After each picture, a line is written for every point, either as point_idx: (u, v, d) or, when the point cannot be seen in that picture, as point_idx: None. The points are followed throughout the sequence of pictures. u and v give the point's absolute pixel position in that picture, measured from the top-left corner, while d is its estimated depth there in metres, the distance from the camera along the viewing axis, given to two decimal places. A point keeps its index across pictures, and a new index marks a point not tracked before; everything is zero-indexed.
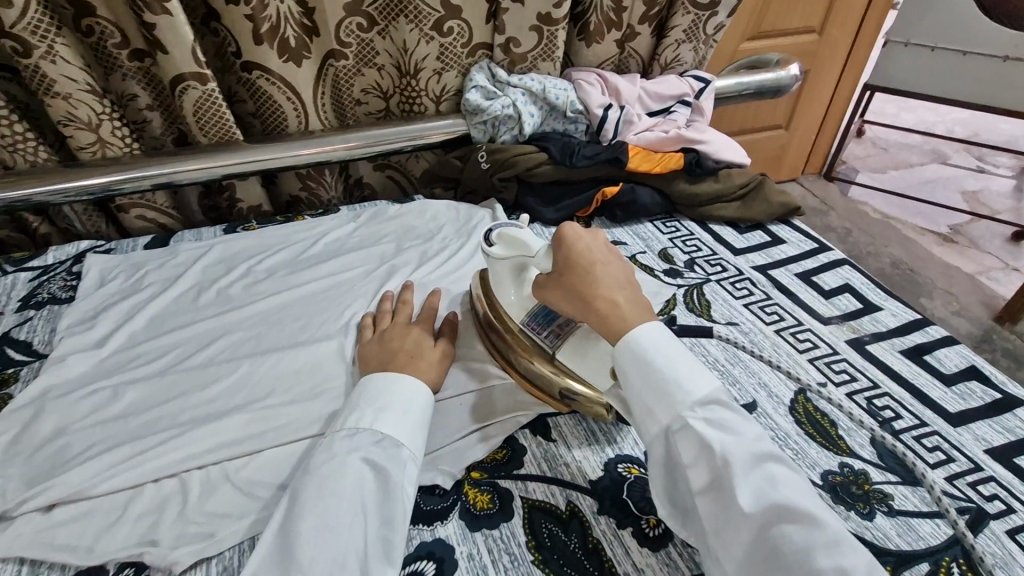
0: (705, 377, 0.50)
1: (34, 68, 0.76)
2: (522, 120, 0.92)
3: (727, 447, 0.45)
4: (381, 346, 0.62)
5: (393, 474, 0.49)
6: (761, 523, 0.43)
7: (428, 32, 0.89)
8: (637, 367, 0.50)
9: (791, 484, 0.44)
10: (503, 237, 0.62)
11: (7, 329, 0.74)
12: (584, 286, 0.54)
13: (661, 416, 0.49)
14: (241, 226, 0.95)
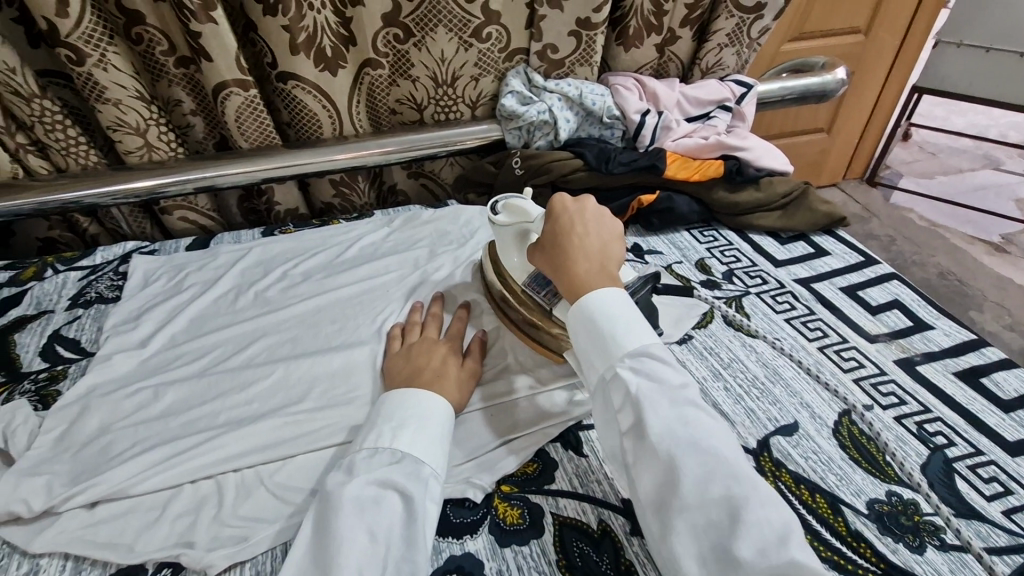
0: (643, 331, 0.51)
1: (87, 75, 0.79)
2: (558, 127, 0.91)
3: (647, 392, 0.47)
4: (410, 360, 0.61)
5: (414, 494, 0.48)
6: (670, 462, 0.44)
7: (467, 39, 0.89)
8: (583, 320, 0.53)
9: (705, 427, 0.45)
10: (507, 206, 0.68)
11: (58, 327, 0.77)
12: (554, 241, 0.59)
13: (598, 365, 0.51)
14: (278, 229, 0.96)
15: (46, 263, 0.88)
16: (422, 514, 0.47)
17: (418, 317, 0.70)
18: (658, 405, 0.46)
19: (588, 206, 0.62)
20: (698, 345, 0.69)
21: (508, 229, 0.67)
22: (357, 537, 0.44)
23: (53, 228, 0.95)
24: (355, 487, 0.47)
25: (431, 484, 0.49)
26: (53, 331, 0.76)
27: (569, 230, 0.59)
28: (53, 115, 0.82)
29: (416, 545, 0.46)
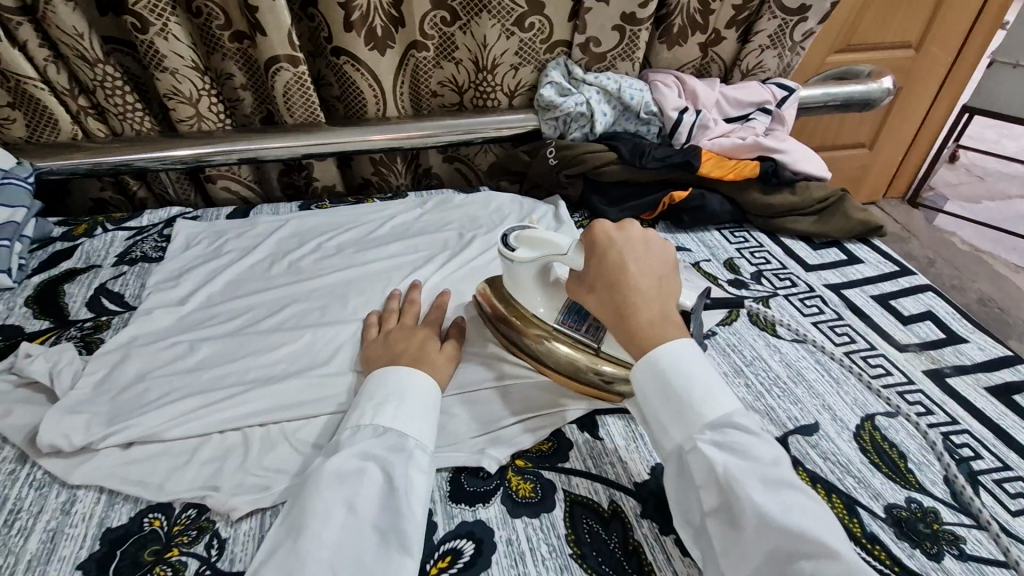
0: (724, 397, 0.48)
1: (149, 43, 0.83)
2: (595, 119, 0.91)
3: (738, 472, 0.44)
4: (388, 346, 0.62)
5: (397, 466, 0.49)
6: (771, 554, 0.41)
7: (510, 27, 0.91)
8: (655, 383, 0.49)
9: (809, 514, 0.42)
10: (522, 239, 0.62)
11: (104, 280, 0.81)
12: (610, 285, 0.53)
13: (675, 434, 0.48)
14: (315, 204, 0.99)
15: (97, 221, 0.92)
16: (407, 487, 0.48)
17: (398, 304, 0.71)
18: (752, 487, 0.43)
19: (632, 234, 0.56)
20: (721, 342, 0.69)
21: (530, 265, 0.61)
22: (336, 509, 0.45)
23: (105, 189, 1.00)
24: (340, 460, 0.49)
25: (415, 456, 0.50)
26: (100, 284, 0.80)
27: (625, 272, 0.53)
28: (114, 80, 0.86)
29: (405, 517, 0.46)
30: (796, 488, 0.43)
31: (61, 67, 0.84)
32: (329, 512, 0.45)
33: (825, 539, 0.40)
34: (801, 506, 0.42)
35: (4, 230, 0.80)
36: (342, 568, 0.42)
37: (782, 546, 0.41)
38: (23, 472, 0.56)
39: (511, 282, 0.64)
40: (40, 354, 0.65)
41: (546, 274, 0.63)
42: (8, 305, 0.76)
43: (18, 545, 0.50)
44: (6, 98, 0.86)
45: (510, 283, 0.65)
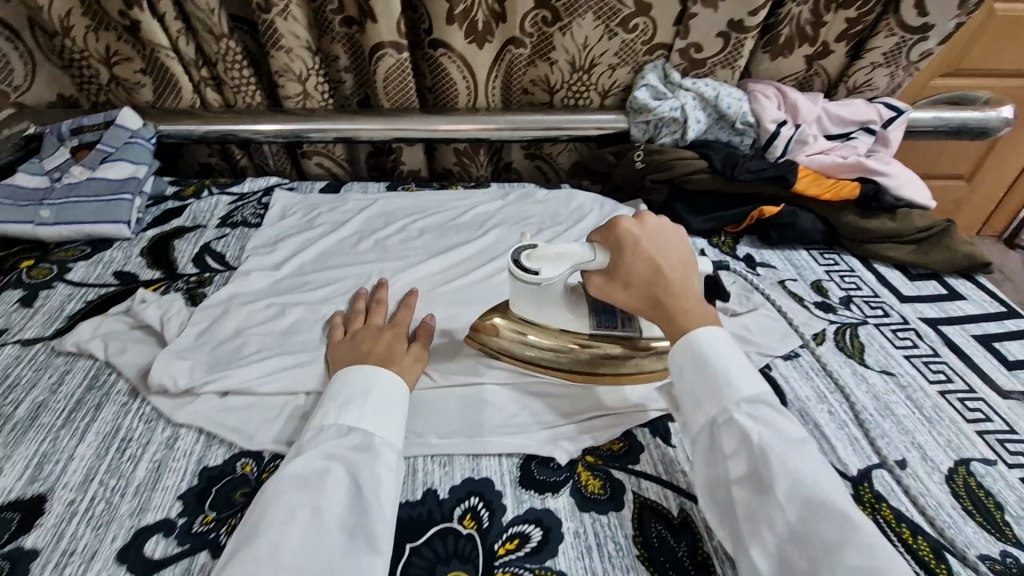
0: (756, 379, 0.51)
1: (269, 23, 0.88)
2: (687, 125, 0.91)
3: (770, 442, 0.46)
4: (356, 346, 0.62)
5: (362, 466, 0.48)
6: (796, 518, 0.42)
7: (612, 28, 0.91)
8: (693, 359, 0.52)
9: (832, 487, 0.44)
10: (539, 257, 0.58)
11: (209, 240, 0.87)
12: (644, 277, 0.56)
13: (708, 407, 0.50)
14: (401, 187, 1.03)
15: (204, 184, 0.99)
16: (376, 487, 0.47)
17: (363, 305, 0.70)
18: (784, 456, 0.45)
19: (649, 228, 0.59)
20: (805, 365, 0.67)
21: (559, 281, 0.58)
22: (303, 510, 0.44)
23: (212, 155, 1.07)
24: (303, 463, 0.48)
25: (381, 453, 0.50)
26: (205, 243, 0.86)
27: (658, 265, 0.56)
28: (233, 55, 0.92)
29: (374, 518, 0.45)
30: (823, 465, 0.46)
31: (190, 40, 0.91)
32: (296, 514, 0.44)
33: (852, 512, 0.42)
34: (829, 480, 0.44)
35: (127, 185, 0.87)
36: (311, 567, 0.41)
37: (810, 514, 0.42)
38: (134, 405, 0.61)
39: (530, 303, 0.61)
40: (154, 301, 0.71)
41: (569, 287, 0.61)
42: (125, 254, 0.83)
43: (128, 470, 0.55)
44: (140, 64, 0.94)
45: (527, 304, 0.61)
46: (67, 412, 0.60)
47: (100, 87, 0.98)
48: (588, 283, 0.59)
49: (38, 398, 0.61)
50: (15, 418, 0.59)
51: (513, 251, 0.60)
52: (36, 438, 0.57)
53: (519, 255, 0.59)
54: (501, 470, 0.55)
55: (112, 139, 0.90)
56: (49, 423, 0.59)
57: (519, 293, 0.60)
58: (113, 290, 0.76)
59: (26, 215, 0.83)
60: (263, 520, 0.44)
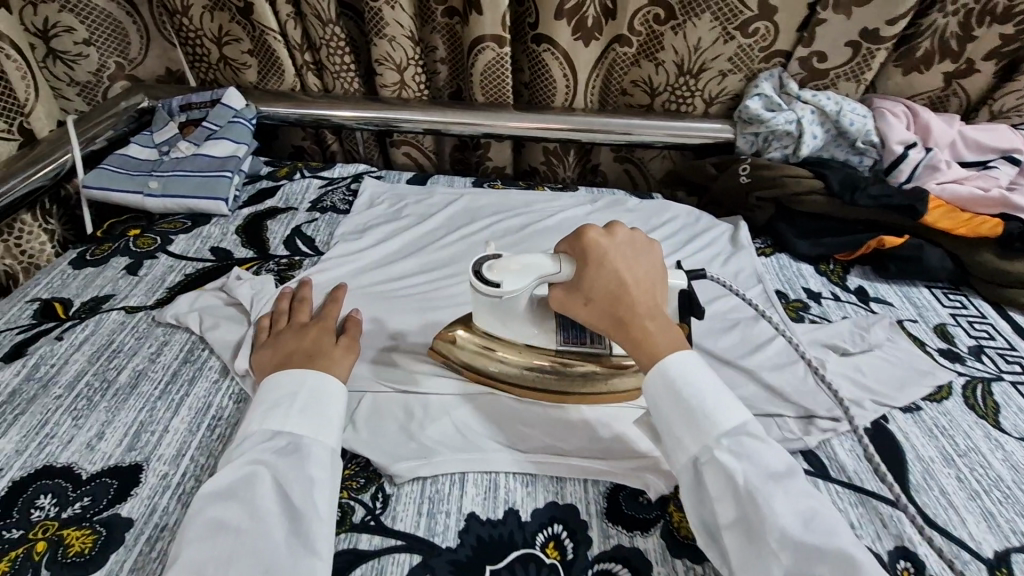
0: (736, 407, 0.48)
1: (377, 11, 0.88)
2: (802, 140, 0.84)
3: (754, 480, 0.44)
4: (280, 349, 0.60)
5: (287, 468, 0.47)
6: (792, 564, 0.41)
7: (730, 31, 0.85)
8: (671, 392, 0.48)
9: (822, 522, 0.43)
10: (497, 269, 0.55)
11: (300, 223, 0.88)
12: (611, 296, 0.52)
13: (688, 445, 0.47)
14: (487, 183, 1.01)
15: (297, 167, 1.01)
16: (309, 489, 0.47)
17: (289, 300, 0.67)
18: (770, 493, 0.43)
19: (617, 242, 0.54)
20: (928, 421, 0.60)
21: (519, 294, 0.55)
22: (236, 518, 0.44)
23: (305, 139, 1.08)
24: (225, 473, 0.47)
25: (313, 451, 0.49)
26: (296, 226, 0.87)
27: (625, 284, 0.52)
28: (338, 40, 0.92)
29: (310, 519, 0.45)
30: (811, 498, 0.45)
31: (298, 24, 0.92)
32: (228, 524, 0.44)
33: (845, 547, 0.42)
34: (821, 516, 0.43)
35: (228, 163, 0.89)
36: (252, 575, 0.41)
37: (805, 557, 0.41)
38: (226, 383, 0.62)
39: (492, 314, 0.58)
40: (247, 280, 0.72)
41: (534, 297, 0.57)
42: (222, 230, 0.85)
43: (217, 450, 0.56)
44: (248, 46, 0.96)
45: (488, 317, 0.58)
46: (163, 383, 0.62)
47: (210, 66, 1.01)
48: (554, 299, 0.55)
49: (138, 366, 0.64)
50: (117, 384, 0.61)
51: (474, 261, 0.57)
52: (135, 407, 0.59)
53: (479, 266, 0.56)
54: (587, 499, 0.53)
55: (218, 117, 0.93)
56: (148, 393, 0.61)
57: (479, 305, 0.57)
58: (210, 265, 0.79)
59: (136, 185, 0.87)
60: (187, 535, 0.43)
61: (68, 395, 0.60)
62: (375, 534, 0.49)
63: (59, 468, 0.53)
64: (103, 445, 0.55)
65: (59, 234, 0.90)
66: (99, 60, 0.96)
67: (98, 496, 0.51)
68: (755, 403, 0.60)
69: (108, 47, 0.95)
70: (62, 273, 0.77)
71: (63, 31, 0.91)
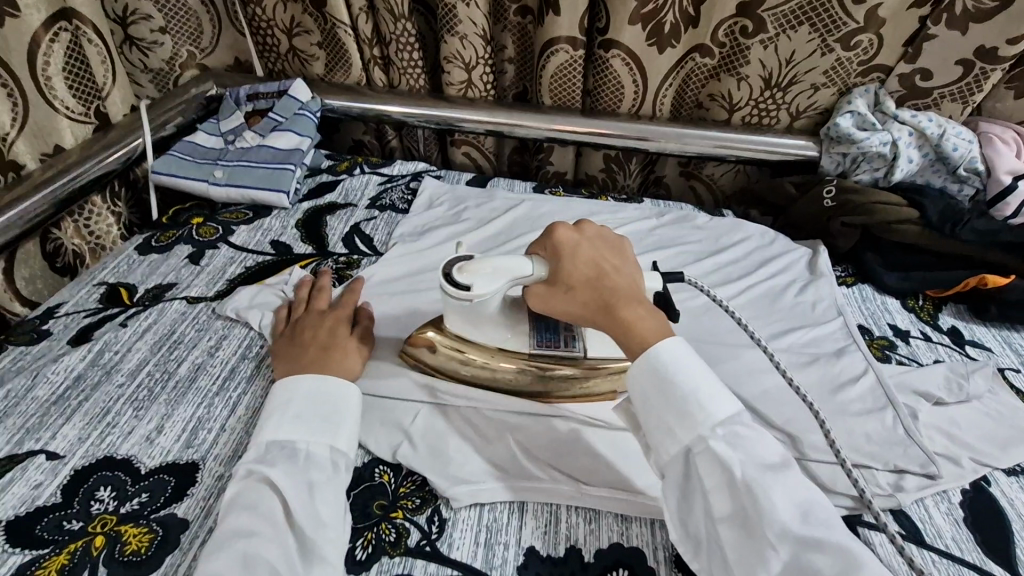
0: (726, 395, 0.46)
1: (451, 8, 0.86)
2: (896, 164, 0.79)
3: (749, 471, 0.42)
4: (295, 338, 0.59)
5: (283, 475, 0.46)
6: (789, 555, 0.40)
7: (830, 43, 0.80)
8: (660, 383, 0.46)
9: (819, 515, 0.41)
10: (468, 272, 0.51)
11: (359, 221, 0.86)
12: (595, 283, 0.49)
13: (680, 435, 0.45)
14: (548, 189, 0.98)
15: (357, 161, 1.00)
16: (306, 494, 0.46)
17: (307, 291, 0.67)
18: (766, 485, 0.41)
19: (587, 234, 0.52)
20: None
21: (490, 297, 0.52)
22: (241, 529, 0.43)
23: (367, 134, 1.07)
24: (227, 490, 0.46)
25: (312, 454, 0.48)
26: (355, 224, 0.86)
27: (604, 275, 0.50)
28: (408, 37, 0.91)
29: (310, 525, 0.44)
30: (808, 490, 0.43)
31: (370, 18, 0.91)
32: (234, 536, 0.43)
33: (842, 540, 0.40)
34: (815, 506, 0.42)
35: (292, 156, 0.89)
36: None
37: (806, 549, 0.39)
38: None
39: (464, 320, 0.55)
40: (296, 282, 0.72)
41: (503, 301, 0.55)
42: (282, 223, 0.85)
43: None
44: (318, 37, 0.95)
45: (462, 322, 0.55)
46: (220, 379, 0.61)
47: (279, 56, 1.01)
48: (529, 291, 0.52)
49: (198, 360, 0.63)
50: (176, 376, 0.61)
51: (444, 264, 0.54)
52: (193, 402, 0.59)
53: (448, 268, 0.53)
54: (654, 543, 0.49)
55: (283, 109, 0.92)
56: (205, 388, 0.60)
57: (451, 310, 0.54)
58: (270, 259, 0.78)
59: (202, 173, 0.88)
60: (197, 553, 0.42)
61: (130, 384, 0.60)
62: (431, 561, 0.47)
63: (118, 460, 0.53)
64: (161, 440, 0.55)
65: (127, 218, 0.91)
66: (173, 48, 0.96)
67: (156, 493, 0.51)
68: (838, 450, 0.56)
69: (182, 36, 0.96)
70: (129, 258, 0.78)
71: (140, 18, 0.92)
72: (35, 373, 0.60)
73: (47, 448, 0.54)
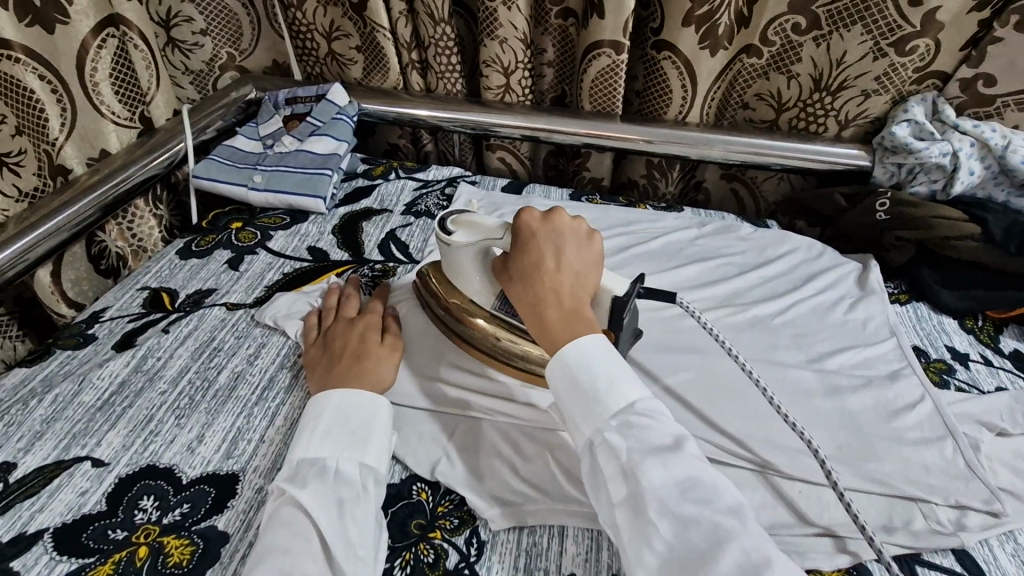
0: (631, 384, 0.45)
1: (492, 12, 0.84)
2: (957, 176, 0.75)
3: (634, 455, 0.41)
4: (327, 347, 0.60)
5: (314, 493, 0.46)
6: (672, 537, 0.38)
7: (882, 46, 0.76)
8: (562, 376, 0.46)
9: (704, 495, 0.39)
10: (458, 222, 0.56)
11: (394, 227, 0.86)
12: (528, 278, 0.50)
13: (584, 428, 0.45)
14: (585, 197, 0.96)
15: (393, 166, 1.00)
16: (336, 512, 0.45)
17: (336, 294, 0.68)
18: (647, 465, 0.40)
19: (552, 226, 0.52)
20: None
21: (467, 250, 0.56)
22: (279, 546, 0.42)
23: (402, 137, 1.07)
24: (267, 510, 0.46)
25: (341, 471, 0.48)
26: (391, 230, 0.85)
27: (543, 267, 0.50)
28: (446, 41, 0.90)
29: (341, 547, 0.44)
30: (697, 468, 0.41)
31: (409, 22, 0.90)
32: (272, 553, 0.42)
33: (721, 520, 0.38)
34: (702, 485, 0.40)
35: (330, 160, 0.89)
36: None
37: (683, 527, 0.38)
38: None
39: (450, 267, 0.59)
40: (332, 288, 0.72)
41: (488, 258, 0.58)
42: (320, 229, 0.85)
43: None
44: (357, 41, 0.95)
45: (449, 270, 0.60)
46: (260, 388, 0.61)
47: (317, 60, 1.01)
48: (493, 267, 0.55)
49: (237, 368, 0.63)
50: (216, 384, 0.62)
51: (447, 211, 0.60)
52: (233, 411, 0.59)
53: (446, 218, 0.58)
54: None
55: (321, 114, 0.92)
56: (245, 398, 0.60)
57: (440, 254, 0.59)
58: (307, 265, 0.78)
59: (241, 177, 0.88)
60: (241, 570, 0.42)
61: (172, 392, 0.61)
62: None
63: (162, 469, 0.54)
64: (202, 450, 0.55)
65: (168, 220, 0.93)
66: (212, 50, 0.98)
67: (198, 504, 0.51)
68: (895, 482, 0.53)
69: (222, 38, 0.97)
70: (171, 262, 0.79)
71: (183, 20, 0.94)
72: (81, 379, 0.61)
73: (93, 455, 0.55)
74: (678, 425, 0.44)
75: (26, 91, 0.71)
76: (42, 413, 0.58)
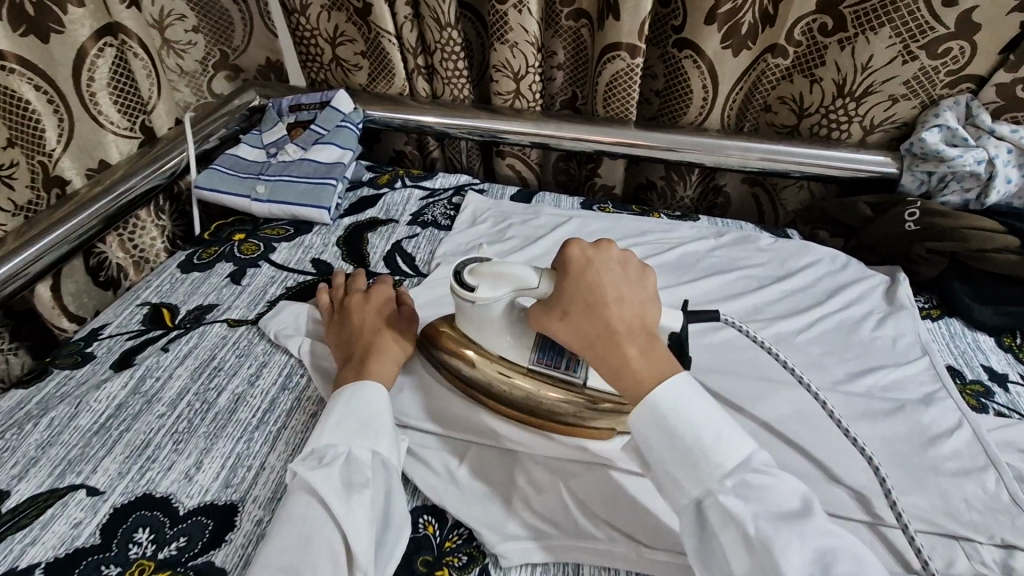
0: (739, 438, 0.42)
1: (503, 14, 0.81)
2: (992, 185, 0.71)
3: (764, 523, 0.38)
4: (344, 337, 0.61)
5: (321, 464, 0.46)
6: None
7: (913, 49, 0.72)
8: (659, 430, 0.42)
9: (845, 566, 0.37)
10: (478, 273, 0.51)
11: (400, 238, 0.83)
12: (592, 315, 0.44)
13: (689, 489, 0.41)
14: (597, 205, 0.92)
15: (398, 174, 0.97)
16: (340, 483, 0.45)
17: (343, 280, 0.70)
18: (783, 536, 0.37)
19: (604, 262, 0.46)
20: None
21: (493, 304, 0.51)
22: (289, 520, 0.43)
23: (407, 144, 1.04)
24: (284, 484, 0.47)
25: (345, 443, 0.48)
26: (397, 241, 0.83)
27: (610, 301, 0.45)
28: (454, 45, 0.87)
29: (344, 513, 0.44)
30: (833, 536, 0.39)
31: (415, 27, 0.88)
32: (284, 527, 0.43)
33: None
34: (844, 559, 0.37)
35: (334, 169, 0.87)
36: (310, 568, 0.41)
37: None
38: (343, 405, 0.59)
39: (469, 321, 0.54)
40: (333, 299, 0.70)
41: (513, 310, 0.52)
42: (324, 241, 0.83)
43: None
44: (362, 47, 0.93)
45: (469, 324, 0.54)
46: (260, 411, 0.59)
47: (322, 66, 0.98)
48: (534, 311, 0.49)
49: (237, 390, 0.61)
50: (216, 407, 0.59)
51: (460, 262, 0.54)
52: (232, 436, 0.57)
53: (461, 268, 0.53)
54: None
55: (326, 121, 0.90)
56: (245, 421, 0.58)
57: (460, 311, 0.53)
58: (311, 279, 0.76)
59: (244, 188, 0.86)
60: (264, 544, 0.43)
61: (171, 414, 0.58)
62: None
63: (158, 498, 0.51)
64: (200, 477, 0.53)
65: (170, 230, 0.91)
66: (205, 48, 0.96)
67: (195, 537, 0.49)
68: (934, 518, 0.49)
69: (212, 35, 0.95)
70: (171, 276, 0.77)
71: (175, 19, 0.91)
72: (78, 401, 0.59)
73: (87, 483, 0.52)
74: (795, 482, 0.42)
75: (19, 101, 0.70)
76: (37, 438, 0.56)
